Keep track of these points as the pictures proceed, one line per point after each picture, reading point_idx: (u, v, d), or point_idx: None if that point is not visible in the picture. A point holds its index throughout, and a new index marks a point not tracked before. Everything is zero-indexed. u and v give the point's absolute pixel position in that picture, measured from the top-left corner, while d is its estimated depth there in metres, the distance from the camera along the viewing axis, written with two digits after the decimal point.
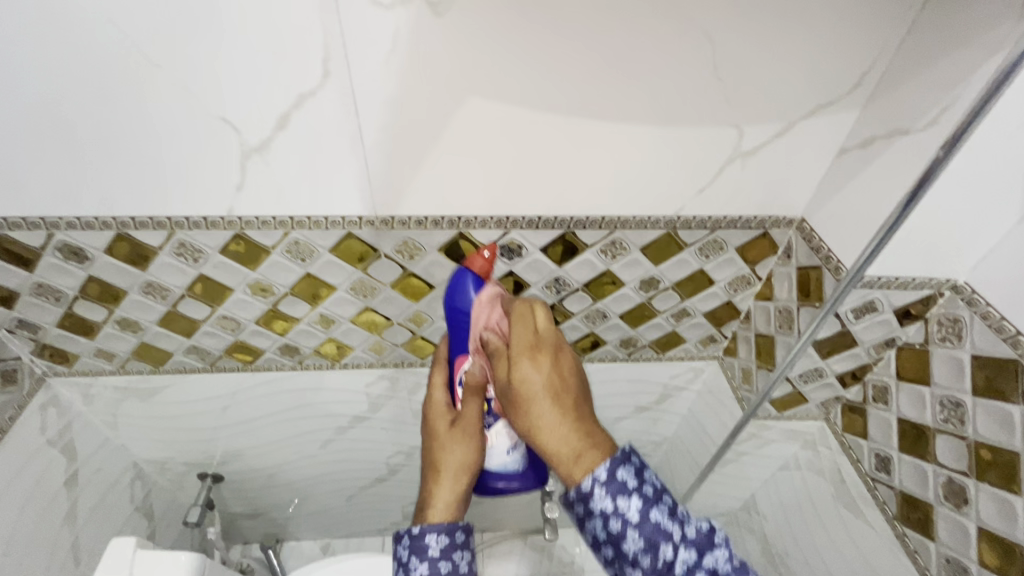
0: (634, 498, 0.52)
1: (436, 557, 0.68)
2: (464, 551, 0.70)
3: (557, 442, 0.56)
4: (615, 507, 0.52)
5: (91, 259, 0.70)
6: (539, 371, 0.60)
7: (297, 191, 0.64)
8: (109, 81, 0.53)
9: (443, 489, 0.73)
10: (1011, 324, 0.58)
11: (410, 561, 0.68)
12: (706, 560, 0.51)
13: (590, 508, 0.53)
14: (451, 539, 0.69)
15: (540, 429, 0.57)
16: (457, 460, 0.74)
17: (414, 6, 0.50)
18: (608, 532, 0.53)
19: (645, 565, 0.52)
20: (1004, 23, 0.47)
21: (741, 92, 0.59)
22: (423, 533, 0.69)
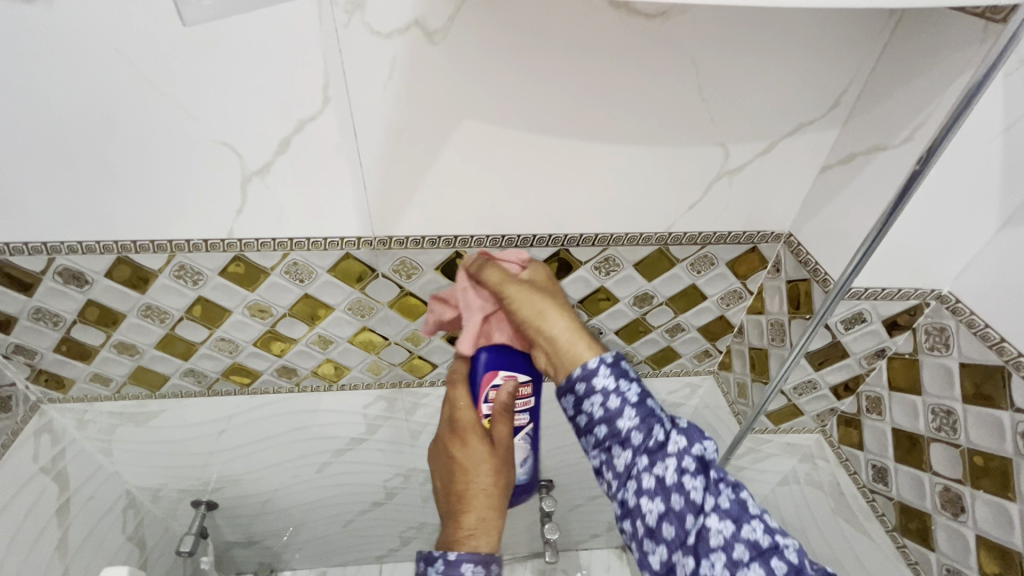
0: (635, 386, 0.67)
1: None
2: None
3: (568, 339, 0.72)
4: (616, 387, 0.67)
5: (91, 283, 0.71)
6: (533, 295, 0.74)
7: (297, 214, 0.66)
8: (116, 107, 0.55)
9: (476, 515, 0.78)
10: (996, 332, 0.59)
11: None
12: (695, 448, 0.62)
13: (591, 385, 0.67)
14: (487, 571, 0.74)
15: (548, 330, 0.73)
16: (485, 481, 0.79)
17: (410, 34, 0.52)
18: (606, 411, 0.66)
19: (635, 441, 0.64)
20: (969, 47, 0.50)
21: (724, 113, 0.61)
22: (460, 562, 0.72)
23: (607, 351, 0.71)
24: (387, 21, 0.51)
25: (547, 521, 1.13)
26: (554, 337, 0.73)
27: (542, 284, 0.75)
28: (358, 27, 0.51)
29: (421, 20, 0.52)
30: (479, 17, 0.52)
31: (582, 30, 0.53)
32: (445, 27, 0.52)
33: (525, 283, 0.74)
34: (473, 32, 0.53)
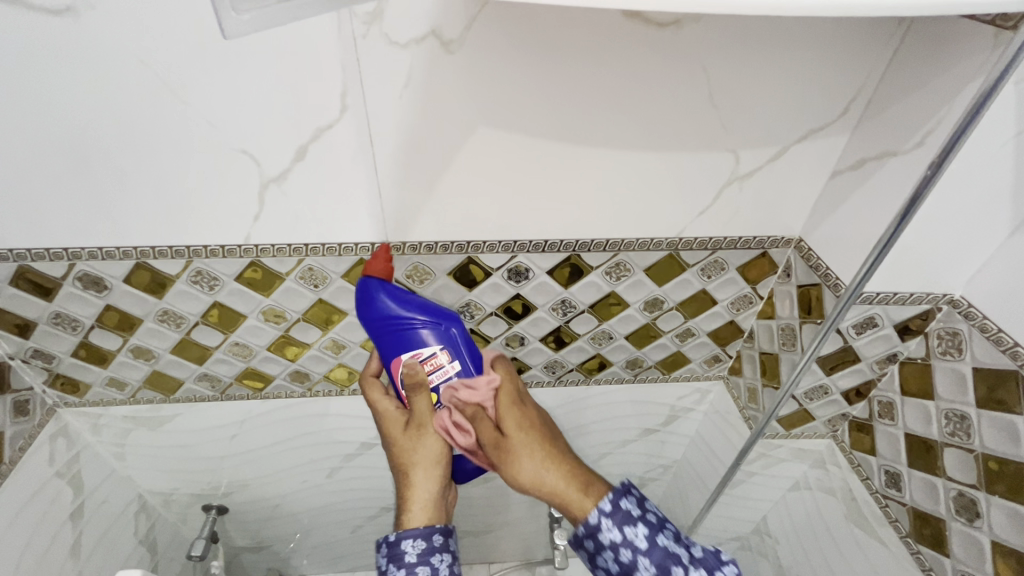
0: (642, 526, 0.71)
1: (414, 562, 0.72)
2: (442, 555, 0.74)
3: (567, 492, 0.73)
4: (625, 537, 0.70)
5: (109, 288, 0.72)
6: (527, 441, 0.75)
7: (313, 220, 0.67)
8: (139, 116, 0.56)
9: (418, 486, 0.77)
10: (1009, 336, 0.59)
11: (388, 569, 0.73)
12: None
13: (598, 542, 0.70)
14: (427, 543, 0.74)
15: (542, 483, 0.74)
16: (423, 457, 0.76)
17: (427, 44, 0.53)
18: (622, 563, 0.70)
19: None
20: (978, 55, 0.50)
21: (735, 120, 0.62)
22: (399, 540, 0.74)
23: (607, 492, 0.74)
24: (405, 30, 0.52)
25: (557, 526, 1.12)
26: (551, 489, 0.74)
27: (535, 423, 0.78)
28: (376, 38, 0.52)
29: (438, 30, 0.53)
30: (495, 26, 0.53)
31: (595, 39, 0.54)
32: (461, 37, 0.53)
33: (522, 425, 0.77)
34: (488, 41, 0.54)
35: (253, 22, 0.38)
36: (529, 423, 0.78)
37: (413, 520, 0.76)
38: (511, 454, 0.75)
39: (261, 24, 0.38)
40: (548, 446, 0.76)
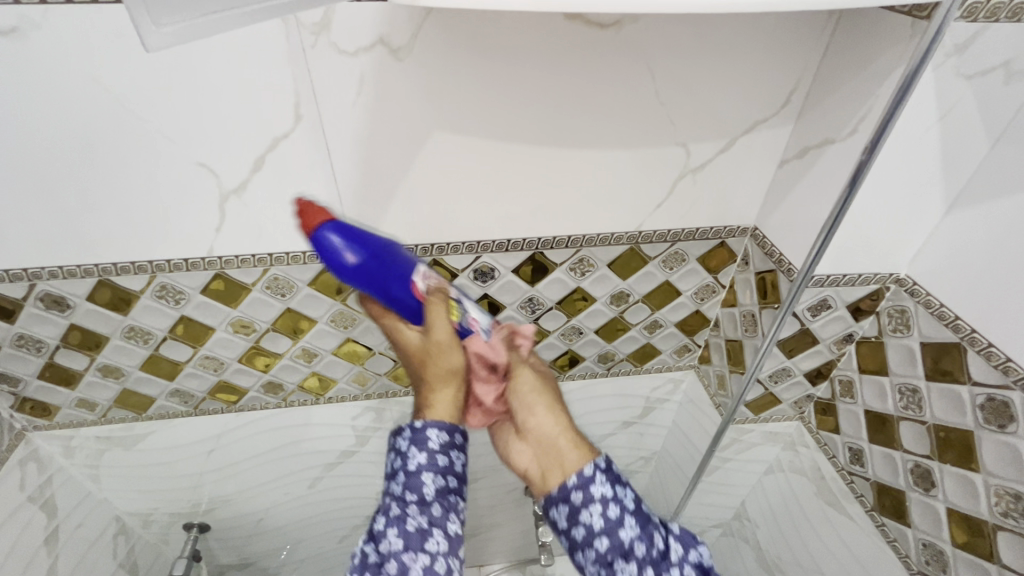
0: (629, 489, 0.68)
1: (436, 450, 0.67)
2: (460, 453, 0.69)
3: (565, 445, 0.71)
4: (614, 494, 0.66)
5: (73, 307, 0.71)
6: (540, 399, 0.74)
7: (275, 229, 0.67)
8: (91, 132, 0.56)
9: (442, 392, 0.69)
10: (950, 310, 0.62)
11: (409, 450, 0.67)
12: (693, 556, 0.66)
13: (573, 514, 0.67)
14: (450, 438, 0.68)
15: (547, 440, 0.72)
16: (451, 367, 0.68)
17: (376, 51, 0.55)
18: (605, 521, 0.65)
19: (639, 552, 0.64)
20: (899, 43, 0.53)
21: (682, 115, 0.64)
22: (425, 427, 0.68)
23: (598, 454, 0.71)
24: (353, 39, 0.53)
25: (542, 524, 1.13)
26: (553, 443, 0.71)
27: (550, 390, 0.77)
28: (325, 47, 0.54)
29: (385, 38, 0.54)
30: (441, 32, 0.54)
31: (539, 40, 0.56)
32: (409, 44, 0.55)
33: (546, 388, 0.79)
34: (435, 45, 0.55)
35: (178, 35, 0.36)
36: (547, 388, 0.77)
37: (440, 412, 0.69)
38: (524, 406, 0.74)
39: (184, 37, 0.36)
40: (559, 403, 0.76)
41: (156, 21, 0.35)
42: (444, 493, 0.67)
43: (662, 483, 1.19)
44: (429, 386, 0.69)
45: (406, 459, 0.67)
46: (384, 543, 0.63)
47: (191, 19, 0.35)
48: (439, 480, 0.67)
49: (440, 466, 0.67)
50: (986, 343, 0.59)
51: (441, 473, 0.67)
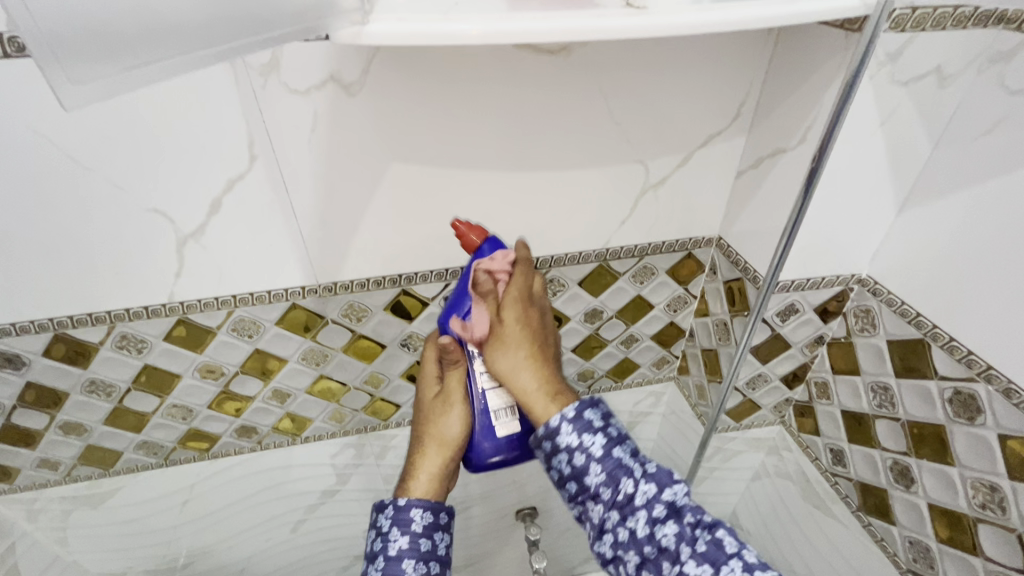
0: (599, 436, 0.56)
1: (419, 533, 0.61)
2: (445, 533, 0.63)
3: (535, 397, 0.58)
4: (580, 443, 0.56)
5: (28, 364, 0.68)
6: (522, 336, 0.59)
7: (236, 269, 0.66)
8: (37, 183, 0.55)
9: (429, 457, 0.64)
10: (912, 307, 0.64)
11: (390, 532, 0.61)
12: (664, 493, 0.53)
13: (556, 445, 0.56)
14: (436, 518, 0.62)
15: (516, 383, 0.58)
16: (448, 430, 0.64)
17: (327, 88, 0.55)
18: (572, 467, 0.56)
19: (605, 496, 0.55)
20: (836, 55, 0.54)
21: (638, 133, 0.65)
22: (409, 507, 0.61)
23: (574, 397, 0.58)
24: (303, 78, 0.53)
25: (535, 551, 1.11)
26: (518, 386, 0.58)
27: (538, 325, 0.60)
28: (275, 87, 0.54)
29: (337, 75, 0.54)
30: (392, 67, 0.54)
31: (490, 69, 0.57)
32: (360, 79, 0.55)
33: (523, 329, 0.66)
34: (386, 80, 0.55)
35: (98, 92, 0.33)
36: (535, 325, 0.60)
37: (419, 491, 0.63)
38: (498, 342, 0.59)
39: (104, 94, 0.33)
40: (544, 340, 0.61)
41: (75, 82, 0.32)
42: None
43: None
44: (419, 450, 0.65)
45: (385, 542, 0.61)
46: None
47: (113, 74, 0.33)
48: (420, 569, 0.60)
49: (422, 551, 0.61)
50: (948, 338, 0.60)
51: (423, 559, 0.61)
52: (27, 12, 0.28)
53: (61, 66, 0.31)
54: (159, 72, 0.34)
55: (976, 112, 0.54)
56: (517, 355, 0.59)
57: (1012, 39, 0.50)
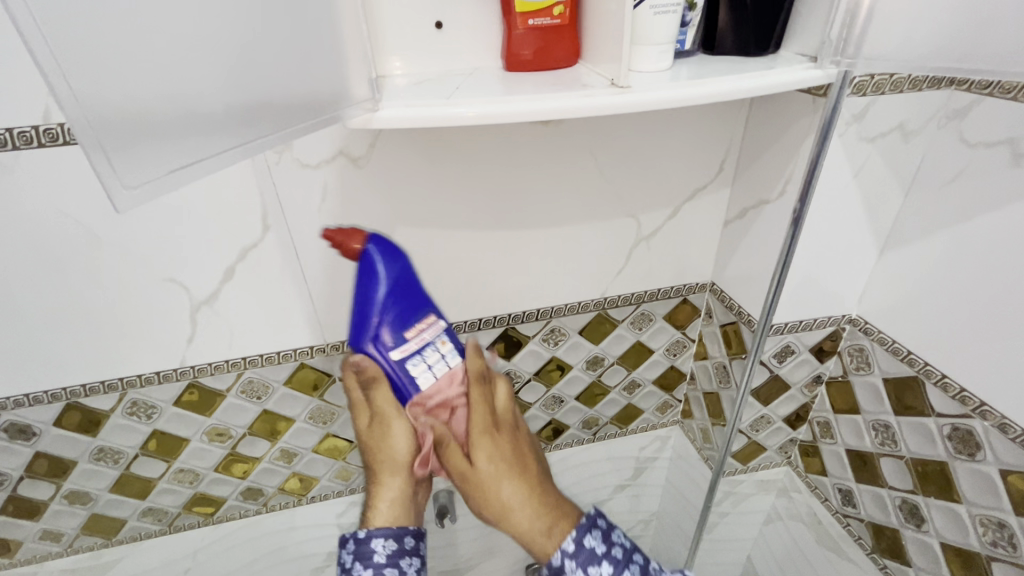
0: None
1: (384, 564, 0.59)
2: (414, 558, 0.61)
3: (527, 517, 0.60)
4: None
5: (38, 434, 0.69)
6: (501, 472, 0.60)
7: (248, 332, 0.68)
8: (61, 259, 0.58)
9: (386, 487, 0.62)
10: (903, 346, 0.66)
11: (353, 568, 0.59)
12: None
13: None
14: (399, 544, 0.60)
15: (512, 514, 0.60)
16: (395, 455, 0.61)
17: (337, 162, 0.59)
18: None
19: None
20: (805, 117, 0.59)
21: (629, 190, 0.69)
22: (370, 537, 0.60)
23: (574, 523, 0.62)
24: (314, 153, 0.58)
25: None
26: (507, 507, 0.60)
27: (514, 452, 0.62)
28: (288, 163, 0.57)
29: (346, 150, 0.58)
30: (396, 141, 0.59)
31: (487, 140, 0.61)
32: (367, 153, 0.59)
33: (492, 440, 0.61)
34: (391, 152, 0.59)
35: (142, 196, 0.34)
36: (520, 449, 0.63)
37: (381, 518, 0.61)
38: (479, 487, 0.60)
39: (146, 197, 0.35)
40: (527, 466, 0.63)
41: (124, 182, 0.33)
42: None
43: (665, 547, 1.15)
44: (375, 481, 0.62)
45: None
46: None
47: (154, 177, 0.35)
48: None
49: None
50: (940, 375, 0.62)
51: None
52: (77, 103, 0.30)
53: (108, 161, 0.32)
54: (187, 173, 0.36)
55: (941, 163, 0.58)
56: (501, 486, 0.60)
57: (964, 98, 0.55)
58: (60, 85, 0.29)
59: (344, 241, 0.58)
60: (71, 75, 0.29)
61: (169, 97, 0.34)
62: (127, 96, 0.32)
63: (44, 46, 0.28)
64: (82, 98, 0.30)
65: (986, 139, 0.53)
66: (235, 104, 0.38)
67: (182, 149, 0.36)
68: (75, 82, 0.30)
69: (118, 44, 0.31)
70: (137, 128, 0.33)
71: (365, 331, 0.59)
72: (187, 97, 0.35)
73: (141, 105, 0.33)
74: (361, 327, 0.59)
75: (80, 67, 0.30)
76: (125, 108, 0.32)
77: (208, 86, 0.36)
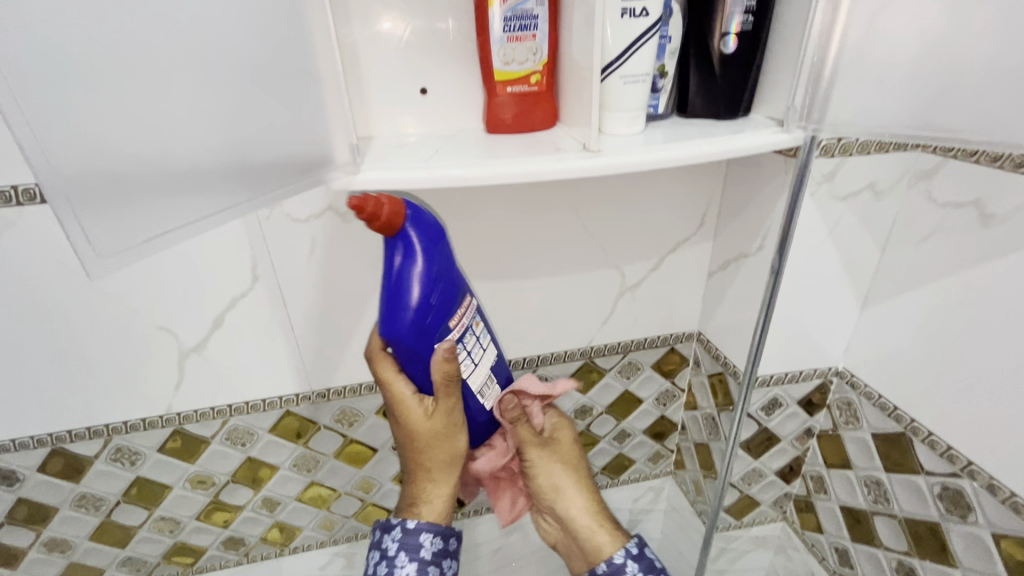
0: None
1: (428, 560, 0.59)
2: (451, 559, 0.62)
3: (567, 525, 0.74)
4: None
5: (21, 480, 0.69)
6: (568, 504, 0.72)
7: (235, 380, 0.69)
8: (55, 308, 0.59)
9: (438, 486, 0.60)
10: (889, 400, 0.65)
11: (397, 558, 0.58)
12: None
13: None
14: (444, 544, 0.60)
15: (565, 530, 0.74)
16: (450, 453, 0.58)
17: (326, 216, 0.61)
18: None
19: None
20: (778, 176, 0.61)
21: (612, 242, 0.71)
22: (419, 531, 0.59)
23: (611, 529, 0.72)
24: (304, 208, 0.60)
25: None
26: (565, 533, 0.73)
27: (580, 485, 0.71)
28: (278, 217, 0.60)
29: (334, 205, 0.60)
30: None
31: (471, 197, 0.63)
32: None
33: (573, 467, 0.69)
34: None
35: (116, 262, 0.36)
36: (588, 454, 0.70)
37: (433, 511, 0.60)
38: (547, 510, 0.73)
39: (120, 262, 0.37)
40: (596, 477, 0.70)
41: (99, 250, 0.35)
42: None
43: None
44: (426, 478, 0.59)
45: (392, 566, 0.58)
46: None
47: (128, 245, 0.37)
48: None
49: None
50: (927, 432, 0.61)
51: None
52: (48, 166, 0.32)
53: (82, 231, 0.34)
54: (163, 239, 0.39)
55: (914, 221, 0.59)
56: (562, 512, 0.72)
57: (931, 159, 0.57)
58: (35, 154, 0.31)
59: (383, 211, 0.48)
60: (43, 146, 0.32)
61: (154, 160, 0.37)
62: (106, 163, 0.35)
63: (20, 118, 0.30)
64: (53, 166, 0.32)
65: (953, 200, 0.55)
66: (212, 175, 0.40)
67: (158, 216, 0.38)
68: (49, 148, 0.32)
69: (99, 118, 0.34)
70: (115, 194, 0.36)
71: (405, 313, 0.52)
72: (173, 159, 0.38)
73: (120, 170, 0.35)
74: (395, 303, 0.52)
75: (55, 139, 0.32)
76: (102, 175, 0.35)
77: (201, 147, 0.39)
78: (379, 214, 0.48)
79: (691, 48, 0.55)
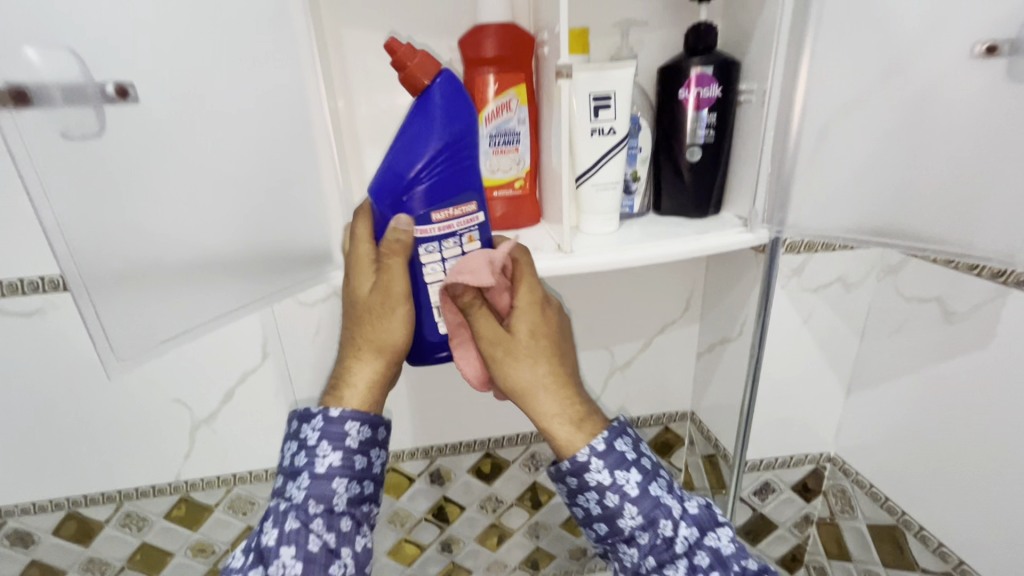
0: (633, 470, 0.47)
1: (353, 450, 0.50)
2: (380, 449, 0.53)
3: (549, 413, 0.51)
4: (614, 481, 0.46)
5: (36, 542, 0.73)
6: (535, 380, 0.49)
7: (240, 450, 0.73)
8: (85, 380, 0.65)
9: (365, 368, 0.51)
10: (881, 491, 0.65)
11: (317, 444, 0.49)
12: (708, 539, 0.47)
13: (583, 482, 0.47)
14: (371, 434, 0.52)
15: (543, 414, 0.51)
16: (386, 337, 0.50)
17: (331, 301, 0.67)
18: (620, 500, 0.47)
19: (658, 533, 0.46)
20: (750, 268, 0.64)
21: (599, 324, 0.75)
22: (342, 419, 0.50)
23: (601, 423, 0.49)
24: (311, 293, 0.66)
25: None
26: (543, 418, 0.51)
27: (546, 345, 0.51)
28: (288, 301, 0.66)
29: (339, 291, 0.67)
30: None
31: None
32: None
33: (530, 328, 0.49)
34: None
35: (131, 358, 0.41)
36: (554, 333, 0.50)
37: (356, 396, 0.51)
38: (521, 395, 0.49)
39: (134, 358, 0.41)
40: (568, 362, 0.50)
41: (118, 349, 0.40)
42: (358, 504, 0.51)
43: None
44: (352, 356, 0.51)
45: (311, 457, 0.49)
46: (275, 565, 0.46)
47: (143, 343, 0.42)
48: (352, 492, 0.50)
49: (356, 470, 0.51)
50: (918, 526, 0.61)
51: (356, 479, 0.51)
52: (72, 260, 0.37)
53: (102, 326, 0.39)
54: (171, 336, 0.44)
55: (885, 312, 0.62)
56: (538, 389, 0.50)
57: (894, 256, 0.60)
58: (61, 247, 0.36)
59: (412, 62, 0.47)
60: (78, 262, 0.37)
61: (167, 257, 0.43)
62: (122, 259, 0.40)
63: (57, 226, 0.36)
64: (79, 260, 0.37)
65: (919, 295, 0.57)
66: (216, 272, 0.46)
67: (164, 311, 0.43)
68: (73, 242, 0.37)
69: (122, 231, 0.40)
70: (130, 284, 0.40)
71: (395, 185, 0.48)
72: (184, 255, 0.44)
73: (136, 265, 0.41)
74: (394, 169, 0.48)
75: (87, 257, 0.38)
76: (119, 269, 0.40)
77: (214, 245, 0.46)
78: (408, 62, 0.47)
79: (661, 155, 0.60)
